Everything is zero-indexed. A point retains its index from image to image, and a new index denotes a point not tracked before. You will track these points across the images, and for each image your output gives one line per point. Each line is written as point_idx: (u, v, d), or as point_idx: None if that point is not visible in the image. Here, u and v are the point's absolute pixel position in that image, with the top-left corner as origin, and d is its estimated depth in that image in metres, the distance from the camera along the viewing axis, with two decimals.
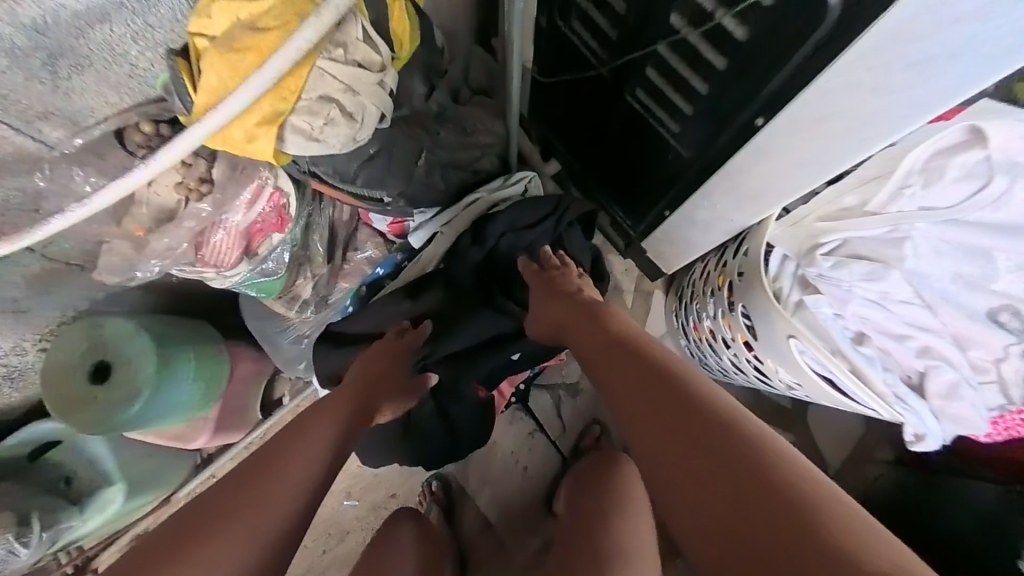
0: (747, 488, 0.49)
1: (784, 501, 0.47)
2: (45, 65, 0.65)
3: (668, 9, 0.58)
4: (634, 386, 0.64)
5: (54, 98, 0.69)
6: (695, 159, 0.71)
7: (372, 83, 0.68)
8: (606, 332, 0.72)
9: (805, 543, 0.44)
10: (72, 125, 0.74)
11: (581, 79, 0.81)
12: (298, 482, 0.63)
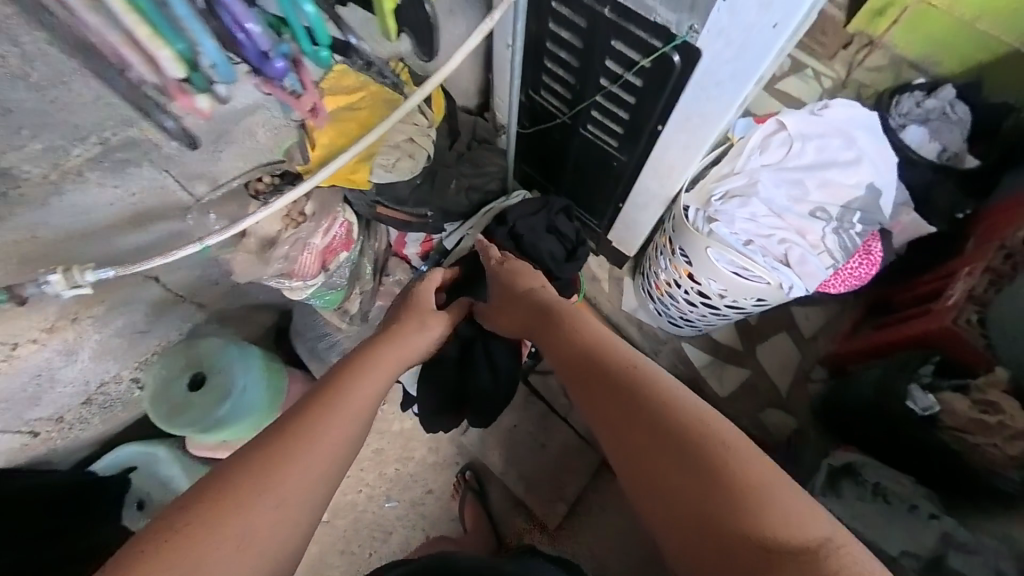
0: (671, 446, 0.64)
1: (695, 450, 0.62)
2: (211, 143, 0.99)
3: (598, 76, 1.00)
4: (580, 374, 0.78)
5: (208, 163, 1.02)
6: (632, 161, 1.12)
7: (424, 134, 1.10)
8: (553, 324, 0.86)
9: (714, 494, 0.59)
10: (213, 181, 1.06)
11: (549, 125, 1.23)
12: (353, 422, 0.73)
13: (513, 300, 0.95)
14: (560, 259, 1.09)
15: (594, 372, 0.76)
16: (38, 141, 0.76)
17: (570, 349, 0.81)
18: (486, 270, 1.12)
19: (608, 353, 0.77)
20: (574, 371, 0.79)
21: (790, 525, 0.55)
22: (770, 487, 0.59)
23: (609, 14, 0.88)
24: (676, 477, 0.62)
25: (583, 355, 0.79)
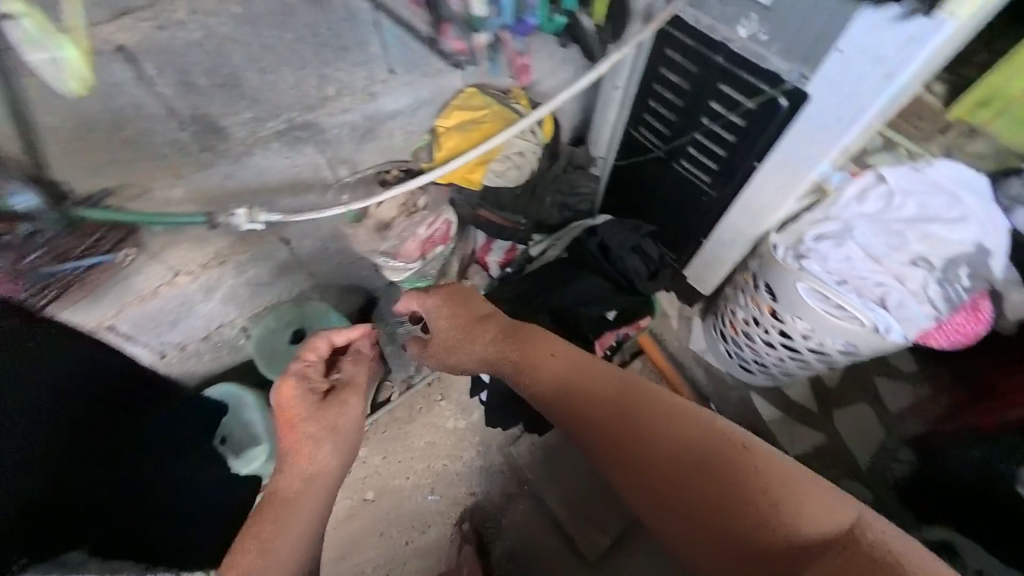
0: (696, 454, 0.73)
1: (719, 454, 0.71)
2: (361, 135, 1.19)
3: (700, 116, 1.09)
4: (587, 416, 0.85)
5: (354, 151, 1.22)
6: (722, 196, 1.18)
7: (533, 149, 1.25)
8: (552, 367, 0.90)
9: (745, 489, 0.68)
10: (352, 167, 1.26)
11: (642, 160, 1.31)
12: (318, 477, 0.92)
13: (503, 338, 0.96)
14: (639, 279, 1.12)
15: (601, 414, 0.83)
16: (248, 110, 0.99)
17: (574, 394, 0.87)
18: (574, 274, 1.13)
19: (602, 388, 0.86)
20: (581, 417, 0.86)
21: (818, 521, 0.62)
22: (785, 474, 0.68)
23: (722, 60, 0.97)
24: (708, 481, 0.71)
25: (584, 401, 0.86)
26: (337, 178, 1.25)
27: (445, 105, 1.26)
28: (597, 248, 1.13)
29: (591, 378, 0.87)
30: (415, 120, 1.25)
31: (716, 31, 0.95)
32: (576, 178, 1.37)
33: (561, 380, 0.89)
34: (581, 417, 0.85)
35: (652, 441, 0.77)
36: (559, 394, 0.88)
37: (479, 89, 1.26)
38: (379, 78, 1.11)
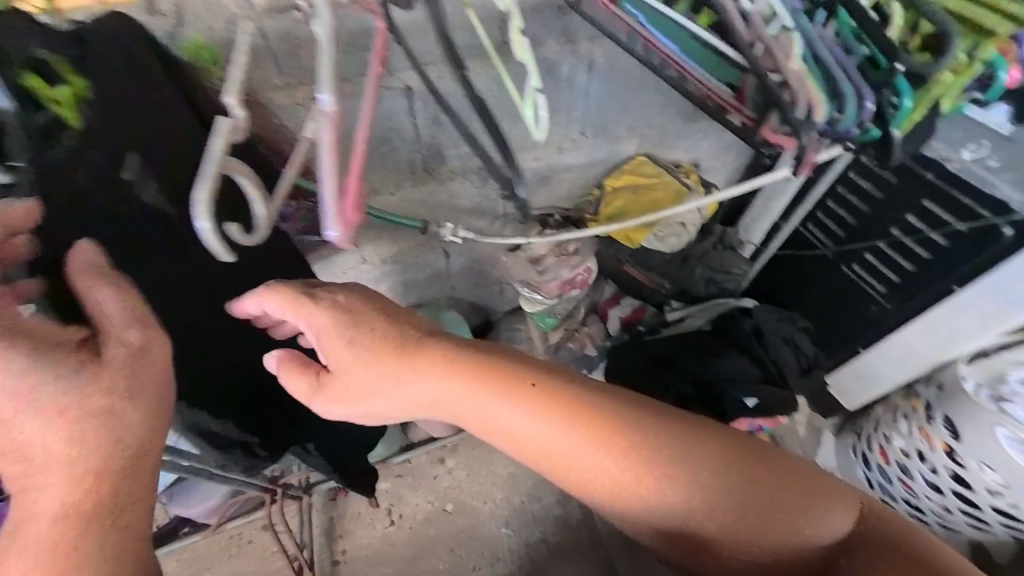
0: (746, 484, 0.61)
1: (763, 476, 0.61)
2: (538, 179, 1.33)
3: (889, 225, 1.06)
4: (600, 480, 0.62)
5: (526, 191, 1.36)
6: (897, 310, 1.11)
7: (694, 221, 1.30)
8: (567, 400, 0.63)
9: (780, 507, 0.61)
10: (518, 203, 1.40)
11: (802, 254, 1.29)
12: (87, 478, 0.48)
13: (473, 390, 0.64)
14: (789, 371, 1.09)
15: (606, 473, 0.62)
16: (468, 146, 1.17)
17: (585, 462, 0.62)
18: (720, 349, 1.13)
19: (622, 422, 0.62)
20: (592, 478, 0.62)
21: (837, 526, 0.63)
22: (810, 486, 0.63)
23: (931, 177, 0.95)
24: (751, 505, 0.61)
25: (594, 466, 0.62)
26: (506, 211, 1.39)
27: (614, 170, 1.36)
28: (750, 330, 1.14)
29: (603, 437, 0.61)
30: (586, 174, 1.37)
31: (931, 148, 0.93)
32: (725, 257, 1.35)
33: (569, 450, 0.62)
34: (610, 467, 0.61)
35: (689, 496, 0.61)
36: (582, 440, 0.61)
37: (649, 158, 1.34)
38: (571, 137, 1.24)
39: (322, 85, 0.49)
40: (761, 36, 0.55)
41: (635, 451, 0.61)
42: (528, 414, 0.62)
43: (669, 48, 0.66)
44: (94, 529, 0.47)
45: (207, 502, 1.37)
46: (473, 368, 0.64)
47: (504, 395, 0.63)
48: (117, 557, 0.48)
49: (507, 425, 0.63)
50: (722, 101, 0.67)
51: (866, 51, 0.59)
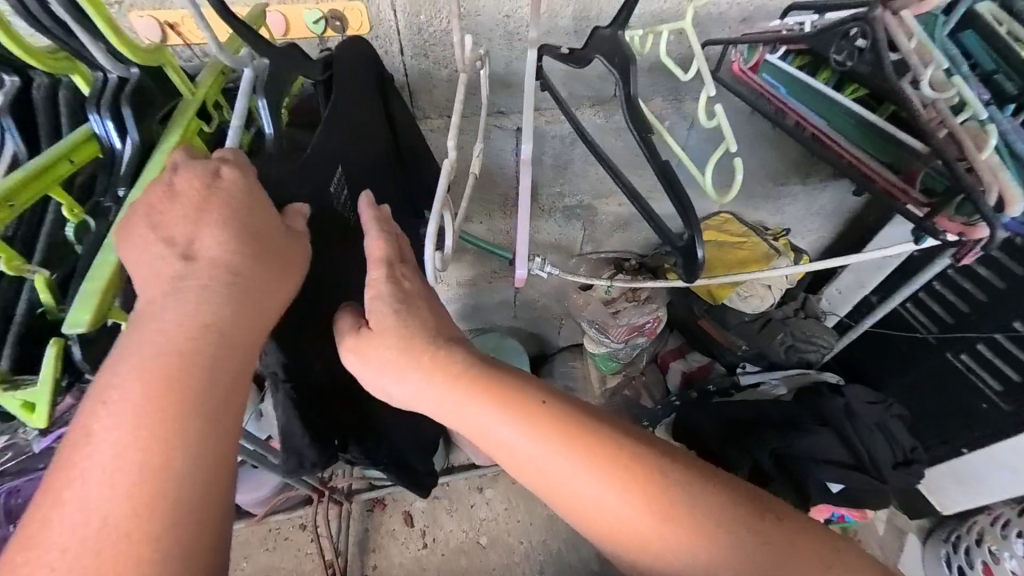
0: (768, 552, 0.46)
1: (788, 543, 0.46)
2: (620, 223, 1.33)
3: (1013, 318, 0.96)
4: (572, 498, 0.49)
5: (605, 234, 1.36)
6: (1016, 414, 1.00)
7: (781, 286, 1.23)
8: (556, 407, 0.50)
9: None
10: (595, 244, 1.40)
11: (898, 335, 1.20)
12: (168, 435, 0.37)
13: (436, 371, 0.51)
14: (882, 462, 1.02)
15: (595, 505, 0.47)
16: (560, 186, 1.19)
17: (553, 472, 0.48)
18: (806, 423, 1.07)
19: (623, 444, 0.49)
20: (559, 494, 0.49)
21: None
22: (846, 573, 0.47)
23: None
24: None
25: (563, 480, 0.48)
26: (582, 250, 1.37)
27: None
28: (841, 410, 1.07)
29: (581, 445, 0.48)
30: None
31: None
32: (812, 326, 1.28)
33: (536, 455, 0.48)
34: (603, 499, 0.47)
35: (673, 535, 0.46)
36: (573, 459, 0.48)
37: (735, 217, 1.31)
38: None
39: (526, 137, 0.53)
40: (946, 121, 0.45)
41: (616, 468, 0.47)
42: (492, 405, 0.50)
43: (813, 120, 0.65)
44: (186, 464, 0.37)
45: (258, 491, 1.42)
46: (442, 347, 0.51)
47: (469, 380, 0.51)
48: (202, 512, 0.37)
49: (465, 415, 0.51)
50: (879, 177, 0.62)
51: None
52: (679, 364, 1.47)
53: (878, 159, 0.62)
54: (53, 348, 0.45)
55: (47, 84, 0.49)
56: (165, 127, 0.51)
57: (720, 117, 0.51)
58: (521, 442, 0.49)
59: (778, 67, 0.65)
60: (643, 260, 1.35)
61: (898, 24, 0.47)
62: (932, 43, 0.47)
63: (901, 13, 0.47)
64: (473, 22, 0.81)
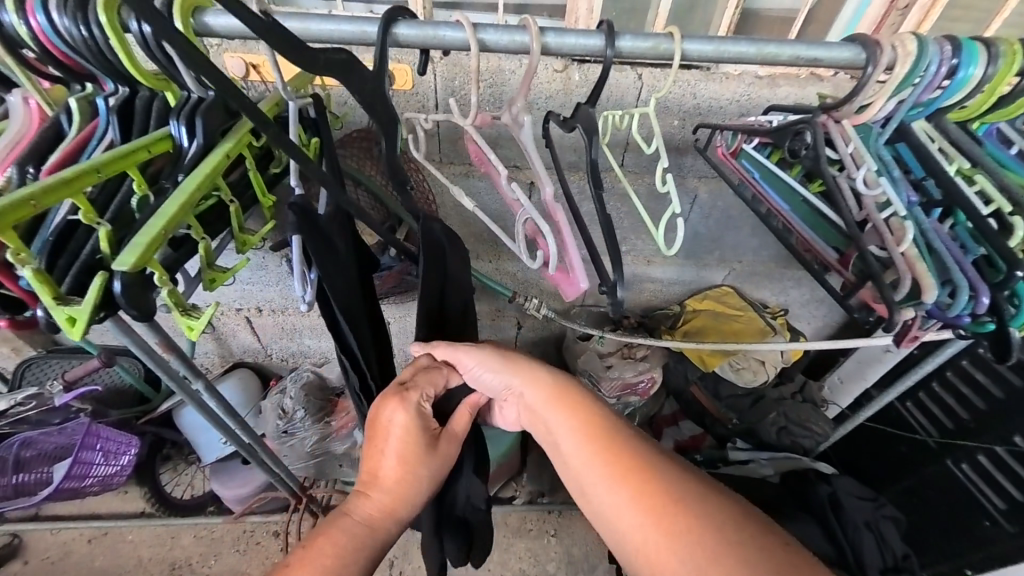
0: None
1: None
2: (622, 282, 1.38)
3: (1012, 432, 0.92)
4: (595, 491, 0.54)
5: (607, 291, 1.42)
6: (1020, 536, 0.91)
7: (776, 363, 1.25)
8: (593, 406, 0.60)
9: None
10: (597, 298, 1.45)
11: (898, 434, 1.16)
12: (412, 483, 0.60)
13: (514, 375, 0.65)
14: (869, 564, 0.92)
15: (610, 487, 0.53)
16: None
17: (584, 456, 0.56)
18: (790, 510, 1.03)
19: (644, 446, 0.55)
20: (584, 485, 0.56)
21: None
22: None
23: None
24: None
25: (586, 470, 0.55)
26: (585, 302, 1.41)
27: (698, 293, 1.38)
28: (829, 500, 1.02)
29: (615, 442, 0.56)
30: (669, 289, 1.40)
31: None
32: (807, 411, 1.25)
33: (566, 445, 0.58)
34: (617, 485, 0.52)
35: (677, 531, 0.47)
36: (598, 444, 0.56)
37: (735, 291, 1.35)
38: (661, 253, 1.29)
39: (546, 178, 0.59)
40: (872, 216, 0.50)
41: (636, 469, 0.53)
42: (548, 400, 0.61)
43: (780, 206, 0.71)
44: (409, 505, 0.60)
45: (242, 488, 1.45)
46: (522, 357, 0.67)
47: (535, 380, 0.64)
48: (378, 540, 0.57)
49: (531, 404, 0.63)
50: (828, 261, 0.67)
51: (982, 252, 0.49)
52: (673, 430, 1.43)
53: (829, 245, 0.67)
54: (99, 276, 0.39)
55: (147, 97, 0.49)
56: (229, 134, 0.50)
57: (665, 187, 0.57)
58: (560, 421, 0.59)
59: (753, 155, 0.72)
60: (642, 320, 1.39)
61: (837, 131, 0.53)
62: (868, 149, 0.53)
63: (841, 122, 0.53)
64: (498, 91, 0.95)
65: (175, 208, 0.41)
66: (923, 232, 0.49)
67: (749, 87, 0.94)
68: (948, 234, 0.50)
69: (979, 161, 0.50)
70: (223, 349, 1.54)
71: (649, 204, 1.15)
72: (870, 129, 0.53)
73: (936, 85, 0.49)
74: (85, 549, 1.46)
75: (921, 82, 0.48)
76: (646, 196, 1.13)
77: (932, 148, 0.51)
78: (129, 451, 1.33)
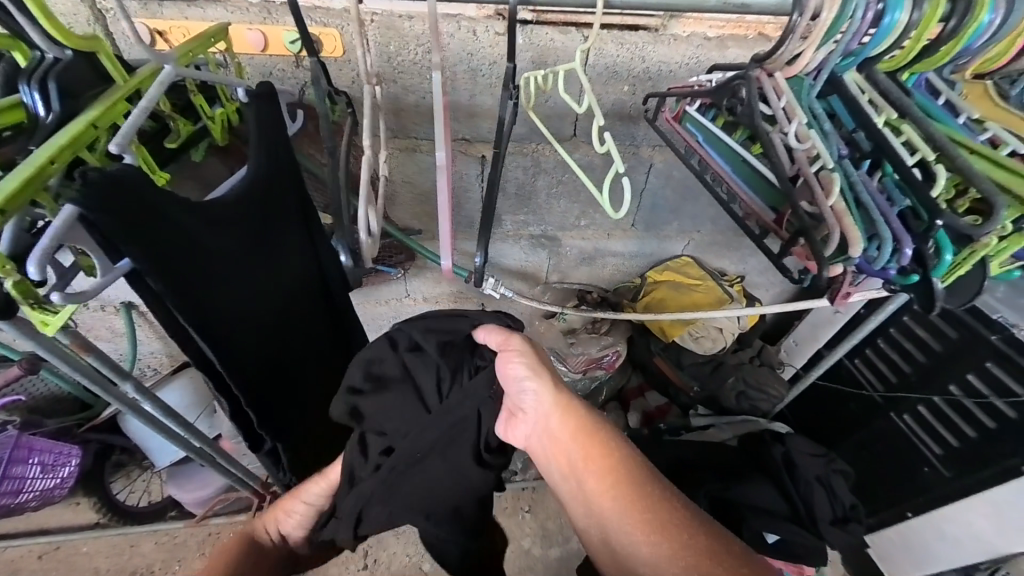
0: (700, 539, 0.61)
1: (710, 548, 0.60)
2: (585, 258, 1.36)
3: (948, 383, 0.96)
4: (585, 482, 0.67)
5: (571, 269, 1.38)
6: (956, 479, 0.97)
7: (733, 329, 1.27)
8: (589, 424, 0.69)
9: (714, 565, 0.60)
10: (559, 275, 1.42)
11: (848, 392, 1.20)
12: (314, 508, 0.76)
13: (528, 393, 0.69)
14: (820, 516, 0.97)
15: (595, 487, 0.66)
16: (525, 216, 1.21)
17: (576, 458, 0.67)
18: (748, 473, 1.05)
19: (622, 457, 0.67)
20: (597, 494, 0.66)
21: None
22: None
23: (997, 340, 0.87)
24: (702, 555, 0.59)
25: (602, 511, 0.64)
26: (547, 279, 1.39)
27: (659, 265, 1.38)
28: (783, 459, 1.04)
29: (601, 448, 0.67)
30: (630, 263, 1.39)
31: (995, 311, 0.86)
32: (763, 375, 1.28)
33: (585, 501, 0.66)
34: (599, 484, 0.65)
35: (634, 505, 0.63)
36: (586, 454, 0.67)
37: (695, 261, 1.35)
38: (620, 227, 1.28)
39: (440, 145, 0.61)
40: (802, 171, 0.49)
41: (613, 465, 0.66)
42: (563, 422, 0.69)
43: (722, 167, 0.68)
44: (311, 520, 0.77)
45: (201, 491, 1.39)
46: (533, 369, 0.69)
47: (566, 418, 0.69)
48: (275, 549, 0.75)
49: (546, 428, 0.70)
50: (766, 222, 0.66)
51: (908, 203, 0.48)
52: (640, 402, 1.45)
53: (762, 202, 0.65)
54: None
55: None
56: (98, 101, 0.46)
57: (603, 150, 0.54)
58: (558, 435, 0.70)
59: (696, 117, 0.70)
60: (604, 296, 1.39)
61: (770, 85, 0.51)
62: (801, 102, 0.51)
63: (774, 76, 0.51)
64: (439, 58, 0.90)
65: (17, 187, 0.38)
66: (850, 187, 0.48)
67: (698, 49, 0.91)
68: (877, 187, 0.49)
69: (907, 111, 0.49)
70: (170, 348, 1.45)
71: (605, 175, 1.13)
72: (803, 81, 0.52)
73: (864, 34, 0.47)
74: (35, 566, 1.38)
75: (847, 33, 0.47)
76: (601, 167, 1.11)
77: (864, 101, 0.50)
78: (69, 462, 1.26)
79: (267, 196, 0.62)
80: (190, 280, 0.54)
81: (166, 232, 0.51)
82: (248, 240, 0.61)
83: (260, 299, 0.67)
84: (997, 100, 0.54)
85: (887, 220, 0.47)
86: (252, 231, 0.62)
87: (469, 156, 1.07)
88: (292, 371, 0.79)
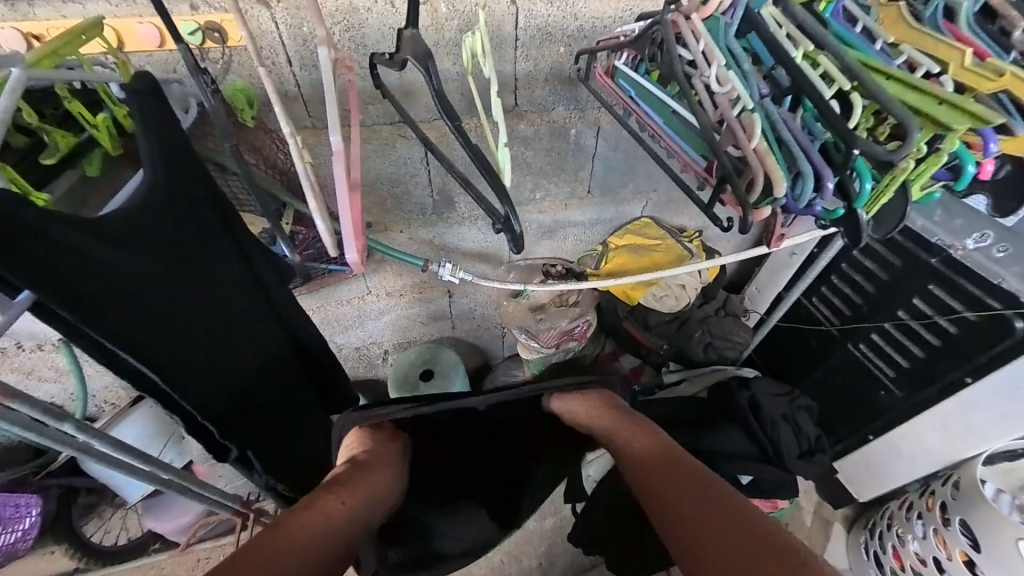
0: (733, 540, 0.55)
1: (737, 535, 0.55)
2: (546, 232, 1.33)
3: (896, 309, 1.00)
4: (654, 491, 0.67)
5: (533, 244, 1.36)
6: (909, 398, 1.02)
7: (695, 284, 1.28)
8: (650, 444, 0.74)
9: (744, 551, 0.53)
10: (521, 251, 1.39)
11: (808, 329, 1.24)
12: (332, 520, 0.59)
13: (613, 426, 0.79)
14: (787, 451, 1.01)
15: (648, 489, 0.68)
16: None
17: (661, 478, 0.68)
18: (716, 421, 1.09)
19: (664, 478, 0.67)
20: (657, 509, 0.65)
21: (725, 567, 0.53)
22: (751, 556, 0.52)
23: (937, 263, 0.90)
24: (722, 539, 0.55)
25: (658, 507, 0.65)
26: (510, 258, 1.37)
27: (619, 230, 1.36)
28: (751, 402, 1.07)
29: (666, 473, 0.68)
30: (591, 231, 1.37)
31: (934, 235, 0.89)
32: (728, 325, 1.31)
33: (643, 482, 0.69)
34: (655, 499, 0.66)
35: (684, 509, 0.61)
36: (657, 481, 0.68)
37: (654, 222, 1.35)
38: (576, 195, 1.25)
39: (335, 129, 0.53)
40: (725, 115, 0.49)
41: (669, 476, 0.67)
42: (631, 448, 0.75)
43: (654, 121, 0.66)
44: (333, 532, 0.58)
45: (181, 518, 1.34)
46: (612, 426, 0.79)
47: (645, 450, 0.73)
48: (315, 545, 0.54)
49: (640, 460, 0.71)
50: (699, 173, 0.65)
51: (828, 136, 0.48)
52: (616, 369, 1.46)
53: (695, 151, 0.63)
54: None
55: None
56: None
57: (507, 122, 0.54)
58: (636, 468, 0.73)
59: (625, 73, 0.68)
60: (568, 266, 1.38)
61: (688, 28, 0.50)
62: (718, 42, 0.50)
63: (691, 18, 0.50)
64: (360, 36, 0.84)
65: None
66: (771, 126, 0.48)
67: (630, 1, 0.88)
68: (797, 122, 0.48)
69: (821, 41, 0.49)
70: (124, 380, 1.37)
71: (553, 144, 1.10)
72: (718, 21, 0.51)
73: None
74: None
75: None
76: (549, 137, 1.08)
77: (780, 35, 0.49)
78: (29, 513, 1.19)
79: (174, 203, 0.58)
80: (92, 301, 0.51)
81: (76, 258, 0.48)
82: (164, 257, 0.58)
83: (194, 312, 0.63)
84: (912, 22, 0.53)
85: (807, 156, 0.47)
86: (167, 245, 0.58)
87: (408, 139, 1.02)
88: (245, 385, 0.75)
